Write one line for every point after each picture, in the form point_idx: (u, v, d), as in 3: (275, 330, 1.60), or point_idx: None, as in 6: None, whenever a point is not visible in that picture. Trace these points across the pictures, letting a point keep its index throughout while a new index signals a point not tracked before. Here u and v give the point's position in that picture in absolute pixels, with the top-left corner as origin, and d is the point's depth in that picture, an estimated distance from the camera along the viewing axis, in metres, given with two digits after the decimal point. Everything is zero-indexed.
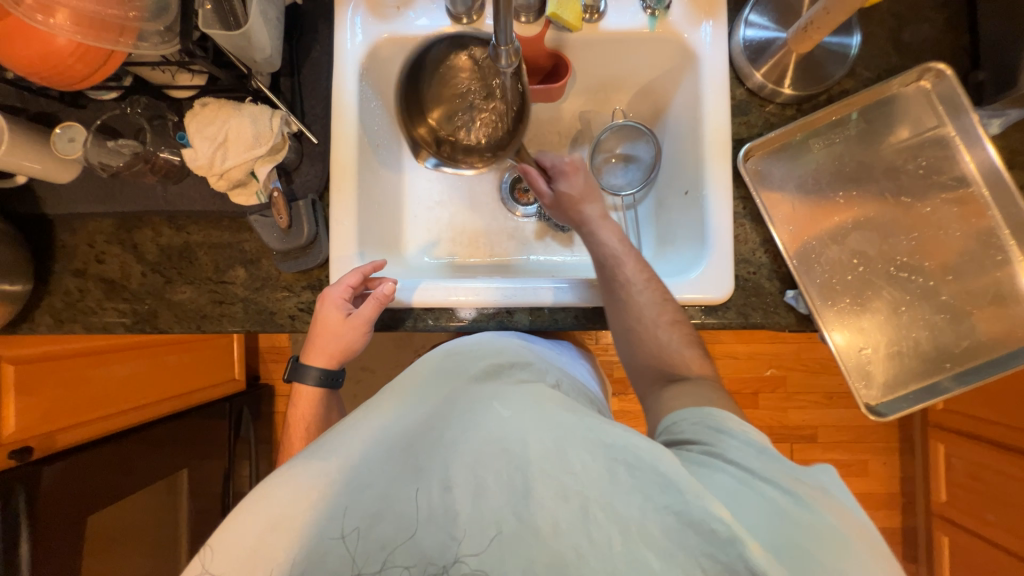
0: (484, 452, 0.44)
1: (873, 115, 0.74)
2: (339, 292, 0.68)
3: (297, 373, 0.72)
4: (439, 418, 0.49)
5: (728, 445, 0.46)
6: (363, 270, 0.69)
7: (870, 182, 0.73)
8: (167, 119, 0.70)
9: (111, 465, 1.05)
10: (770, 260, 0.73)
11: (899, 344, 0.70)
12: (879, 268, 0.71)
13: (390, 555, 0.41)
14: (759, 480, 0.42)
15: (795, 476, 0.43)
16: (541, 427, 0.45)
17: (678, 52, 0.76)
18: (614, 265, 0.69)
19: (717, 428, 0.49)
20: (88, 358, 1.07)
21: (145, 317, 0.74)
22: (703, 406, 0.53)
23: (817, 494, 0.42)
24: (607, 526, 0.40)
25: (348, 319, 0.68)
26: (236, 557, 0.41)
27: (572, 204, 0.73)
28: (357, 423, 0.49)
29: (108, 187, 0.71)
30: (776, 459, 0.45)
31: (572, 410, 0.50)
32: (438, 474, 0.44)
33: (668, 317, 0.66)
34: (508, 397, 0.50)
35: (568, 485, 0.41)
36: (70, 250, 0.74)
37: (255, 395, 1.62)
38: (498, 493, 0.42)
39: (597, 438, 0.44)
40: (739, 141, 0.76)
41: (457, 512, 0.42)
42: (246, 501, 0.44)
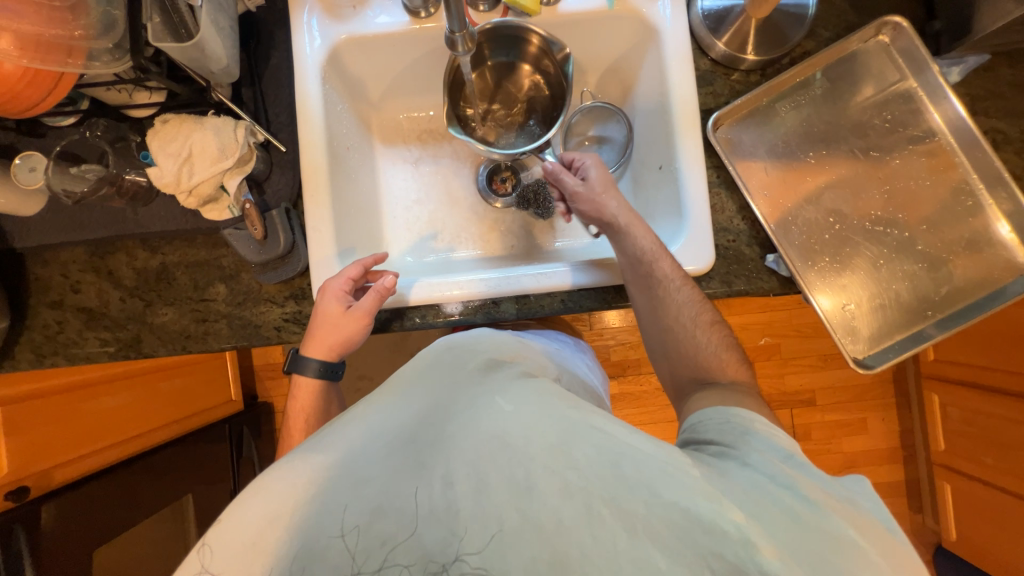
0: (484, 447, 0.44)
1: (836, 73, 0.74)
2: (339, 284, 0.68)
3: (297, 365, 0.70)
4: (439, 414, 0.49)
5: (746, 449, 0.48)
6: (364, 262, 0.70)
7: (839, 141, 0.73)
8: (129, 140, 0.69)
9: (112, 497, 1.04)
10: (748, 226, 0.73)
11: (881, 297, 0.71)
12: (855, 224, 0.72)
13: (388, 555, 0.40)
14: (776, 482, 0.43)
15: (817, 484, 0.43)
16: (545, 421, 0.45)
17: (638, 28, 0.76)
18: (651, 260, 0.67)
19: (744, 427, 0.51)
20: (74, 392, 1.05)
21: (129, 342, 0.73)
22: (729, 407, 0.55)
23: (840, 503, 0.42)
24: (612, 522, 0.39)
25: (349, 311, 0.67)
26: (236, 547, 0.41)
27: (601, 193, 0.72)
28: (358, 418, 0.50)
29: (76, 214, 0.69)
30: (801, 466, 0.45)
31: (576, 404, 0.48)
32: (441, 470, 0.43)
33: (706, 319, 0.67)
34: (509, 391, 0.49)
35: (572, 482, 0.41)
36: (44, 282, 0.73)
37: (254, 414, 1.61)
38: (500, 489, 0.41)
39: (603, 433, 0.44)
40: (707, 112, 0.76)
41: (459, 508, 0.41)
42: (246, 495, 0.44)
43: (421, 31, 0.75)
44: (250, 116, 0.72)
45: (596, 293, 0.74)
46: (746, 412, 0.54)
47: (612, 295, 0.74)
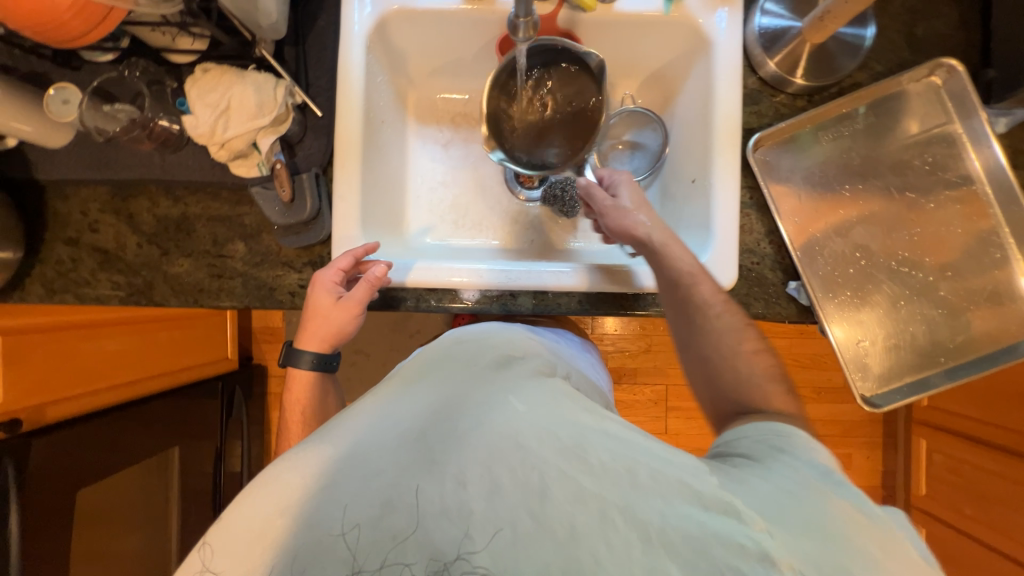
0: (498, 448, 0.43)
1: (882, 109, 0.74)
2: (329, 276, 0.67)
3: (291, 358, 0.70)
4: (451, 407, 0.48)
5: (774, 464, 0.45)
6: (354, 252, 0.67)
7: (876, 177, 0.73)
8: (165, 85, 0.68)
9: (103, 439, 1.04)
10: (774, 251, 0.73)
11: (897, 338, 0.71)
12: (881, 262, 0.72)
13: (390, 553, 0.40)
14: (804, 496, 0.41)
15: (853, 503, 0.41)
16: (556, 425, 0.45)
17: (691, 37, 0.75)
18: (684, 281, 0.63)
19: (779, 447, 0.47)
20: (76, 332, 1.05)
21: (141, 289, 0.72)
22: (769, 422, 0.51)
23: (875, 523, 0.40)
24: (625, 530, 0.40)
25: (339, 302, 0.67)
26: (244, 535, 0.41)
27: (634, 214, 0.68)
28: (368, 409, 0.49)
29: (103, 152, 0.68)
30: (837, 484, 0.43)
31: (591, 409, 0.49)
32: (453, 469, 0.43)
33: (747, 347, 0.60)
34: (523, 391, 0.50)
35: (586, 488, 0.41)
36: (63, 218, 0.72)
37: (248, 375, 1.61)
38: (512, 492, 0.42)
39: (618, 441, 0.45)
40: (749, 130, 0.75)
41: (471, 508, 0.41)
42: (254, 486, 0.44)
43: (472, 12, 0.74)
44: (290, 76, 0.71)
45: (613, 298, 0.74)
46: (787, 426, 0.50)
47: (629, 302, 0.74)
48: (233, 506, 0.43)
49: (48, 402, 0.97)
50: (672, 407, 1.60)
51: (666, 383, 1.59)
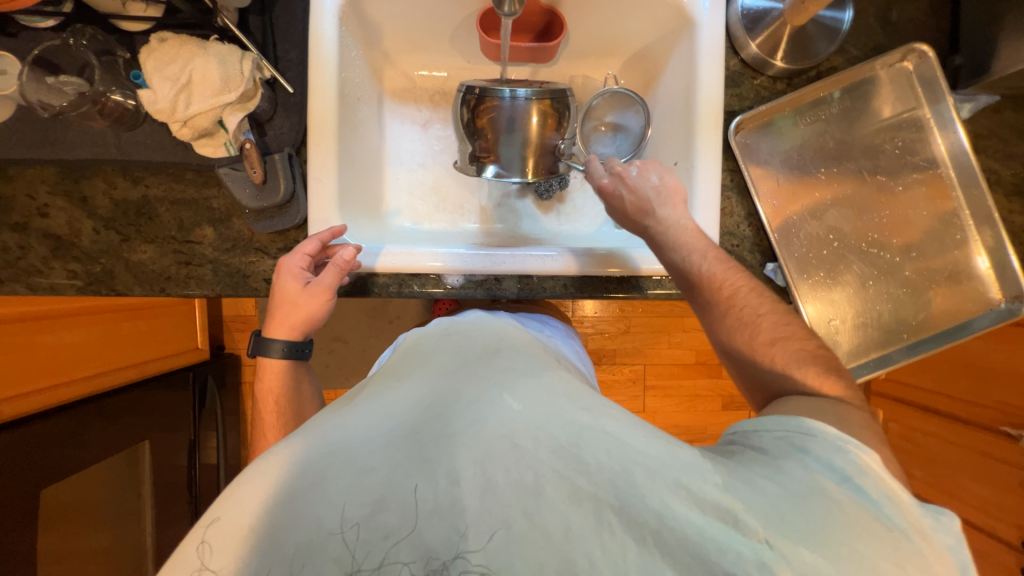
0: (493, 447, 0.42)
1: (857, 93, 0.75)
2: (295, 262, 0.65)
3: (259, 347, 0.68)
4: (444, 404, 0.47)
5: (789, 464, 0.41)
6: (319, 237, 0.65)
7: (849, 160, 0.75)
8: (116, 56, 0.63)
9: (64, 435, 0.99)
10: (753, 233, 0.74)
11: (864, 316, 0.74)
12: (852, 243, 0.74)
13: (393, 547, 0.38)
14: (817, 504, 0.38)
15: (871, 515, 0.38)
16: (552, 422, 0.44)
17: (674, 17, 0.74)
18: (691, 271, 0.62)
19: (800, 446, 0.43)
20: (32, 324, 0.97)
21: (100, 278, 0.68)
22: (791, 415, 0.46)
23: (894, 538, 0.37)
24: (621, 532, 0.38)
25: (307, 289, 0.65)
26: (235, 532, 0.38)
27: (635, 216, 0.66)
28: (359, 407, 0.48)
29: (47, 129, 0.63)
30: (859, 492, 0.39)
31: (588, 406, 0.47)
32: (445, 466, 0.41)
33: (765, 324, 0.57)
34: (518, 387, 0.48)
35: (580, 488, 0.40)
36: (7, 201, 0.66)
37: (221, 365, 1.56)
38: (507, 491, 0.40)
39: (614, 438, 0.43)
40: (730, 113, 0.76)
41: (465, 506, 0.40)
42: (238, 484, 0.42)
43: None
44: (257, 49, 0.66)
45: (596, 281, 0.74)
46: (815, 422, 0.44)
47: (612, 285, 0.74)
48: (221, 503, 0.41)
49: (6, 397, 0.91)
50: (650, 385, 1.65)
51: (644, 363, 1.63)
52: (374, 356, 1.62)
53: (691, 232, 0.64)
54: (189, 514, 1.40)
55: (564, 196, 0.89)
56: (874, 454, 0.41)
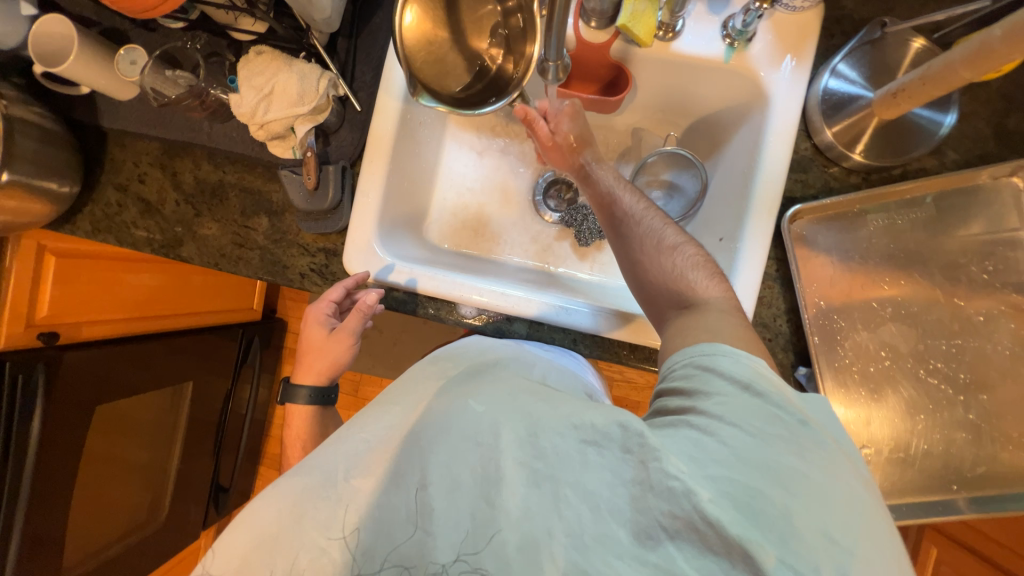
0: (460, 449, 0.48)
1: (949, 202, 0.66)
2: (321, 310, 0.75)
3: (288, 395, 0.78)
4: (419, 427, 0.54)
5: (709, 399, 0.47)
6: (342, 284, 0.73)
7: (925, 276, 0.66)
8: (224, 58, 0.72)
9: (126, 365, 1.13)
10: (790, 330, 0.68)
11: (907, 452, 0.65)
12: (908, 367, 0.66)
13: (386, 556, 0.45)
14: (730, 434, 0.44)
15: (772, 412, 0.45)
16: (508, 414, 0.50)
17: (749, 88, 0.70)
18: (612, 201, 0.69)
19: (704, 365, 0.51)
20: (117, 262, 1.12)
21: (171, 244, 0.77)
22: (698, 342, 0.53)
23: (792, 427, 0.44)
24: (576, 504, 0.44)
25: (332, 333, 0.75)
26: (233, 564, 0.47)
27: (575, 148, 0.72)
28: (341, 440, 0.56)
29: (159, 113, 0.74)
30: (757, 392, 0.47)
31: (546, 398, 0.52)
32: (415, 478, 0.48)
33: (667, 244, 0.63)
34: (480, 392, 0.54)
35: (538, 471, 0.46)
36: (117, 164, 0.78)
37: (268, 327, 1.71)
38: (471, 487, 0.46)
39: (567, 421, 0.48)
40: (790, 199, 0.69)
41: (433, 507, 0.46)
42: (244, 515, 0.50)
43: None
44: (338, 68, 0.72)
45: (609, 343, 0.72)
46: (714, 342, 0.52)
47: (625, 351, 0.72)
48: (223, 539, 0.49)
49: (87, 321, 1.07)
50: None
51: None
52: (401, 350, 1.69)
53: (617, 175, 0.72)
54: (212, 455, 1.54)
55: (601, 246, 0.88)
56: (760, 361, 0.50)
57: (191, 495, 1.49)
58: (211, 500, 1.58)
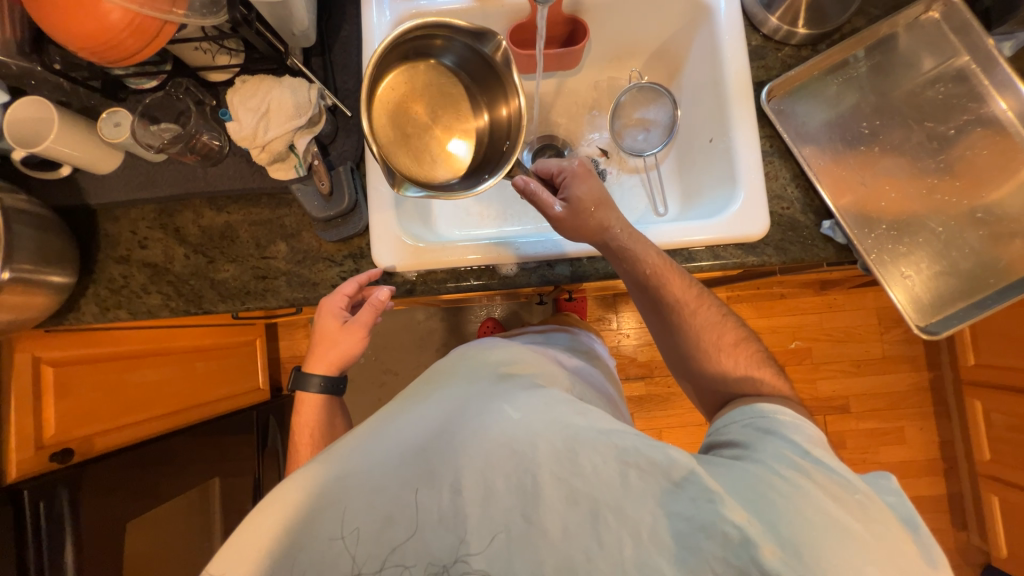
0: (494, 458, 0.52)
1: (887, 48, 0.76)
2: (335, 302, 0.70)
3: (299, 382, 0.74)
4: (451, 424, 0.57)
5: (763, 448, 0.54)
6: (358, 279, 0.70)
7: (893, 113, 0.75)
8: (205, 103, 0.73)
9: (150, 467, 1.03)
10: (802, 194, 0.73)
11: (941, 265, 0.70)
12: (911, 192, 0.72)
13: (387, 558, 0.48)
14: (796, 483, 0.48)
15: (829, 477, 0.49)
16: (549, 428, 0.54)
17: (690, 6, 0.79)
18: (661, 284, 0.67)
19: (768, 429, 0.56)
20: (116, 363, 1.06)
21: (190, 298, 0.74)
22: (754, 408, 0.60)
23: (848, 500, 0.47)
24: (615, 528, 0.48)
25: (345, 326, 0.71)
26: (256, 552, 0.49)
27: (591, 209, 0.67)
28: (366, 433, 0.58)
29: (150, 172, 0.73)
30: (818, 461, 0.51)
31: (583, 412, 0.57)
32: (449, 480, 0.51)
33: (731, 340, 0.69)
34: (516, 401, 0.59)
35: (577, 489, 0.49)
36: (114, 238, 0.75)
37: (280, 405, 1.62)
38: (506, 496, 0.50)
39: (608, 441, 0.52)
40: (759, 84, 0.77)
41: (468, 514, 0.50)
42: (262, 507, 0.52)
43: (482, 7, 0.77)
44: (320, 82, 0.74)
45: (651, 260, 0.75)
46: (772, 408, 0.59)
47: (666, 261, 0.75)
48: (238, 533, 0.51)
49: (98, 432, 0.98)
50: None
51: None
52: None
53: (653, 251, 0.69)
54: None
55: None
56: (821, 435, 0.56)
57: None
58: None
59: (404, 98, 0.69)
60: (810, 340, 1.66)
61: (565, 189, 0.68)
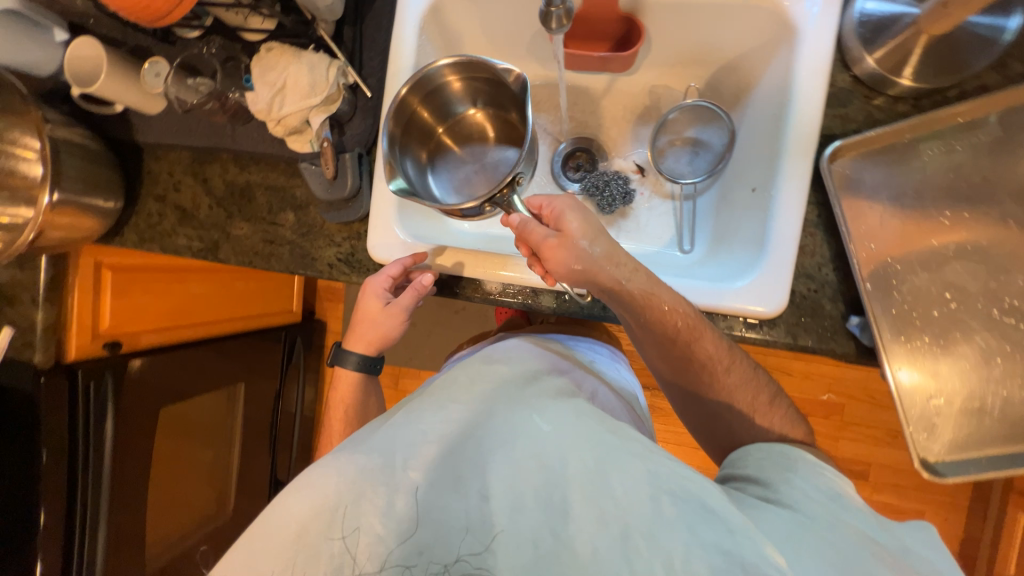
0: (523, 467, 0.50)
1: (1014, 121, 0.60)
2: (380, 282, 0.71)
3: (338, 358, 0.80)
4: (477, 426, 0.54)
5: (786, 491, 0.51)
6: (403, 262, 0.70)
7: (992, 205, 0.60)
8: (240, 61, 0.74)
9: (187, 366, 1.21)
10: (838, 278, 0.64)
11: (982, 400, 0.60)
12: (976, 307, 0.60)
13: (388, 556, 0.47)
14: (829, 530, 0.46)
15: (862, 531, 0.47)
16: (580, 444, 0.51)
17: (774, 24, 0.66)
18: (690, 339, 0.60)
19: (786, 467, 0.54)
20: (169, 274, 1.20)
21: (208, 246, 0.81)
22: (773, 445, 0.58)
23: (885, 551, 0.45)
24: (648, 557, 0.44)
25: (387, 308, 0.73)
26: (279, 536, 0.49)
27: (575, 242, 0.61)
28: (392, 423, 0.55)
29: (185, 122, 0.78)
30: (844, 508, 0.49)
31: (615, 429, 0.53)
32: (477, 487, 0.49)
33: (765, 399, 0.63)
34: (547, 409, 0.55)
35: (607, 512, 0.47)
36: (154, 176, 0.82)
37: (308, 328, 1.78)
38: (535, 510, 0.48)
39: (638, 464, 0.49)
40: (827, 137, 0.65)
41: (494, 522, 0.48)
42: (288, 492, 0.51)
43: None
44: (346, 56, 0.72)
45: None
46: (794, 449, 0.56)
47: None
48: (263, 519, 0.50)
49: (145, 330, 1.15)
50: None
51: None
52: (437, 342, 1.73)
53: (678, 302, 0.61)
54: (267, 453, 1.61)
55: (626, 212, 0.84)
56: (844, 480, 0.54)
57: (254, 486, 1.52)
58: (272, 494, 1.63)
59: (421, 135, 0.73)
60: (846, 396, 1.51)
61: (558, 220, 0.63)
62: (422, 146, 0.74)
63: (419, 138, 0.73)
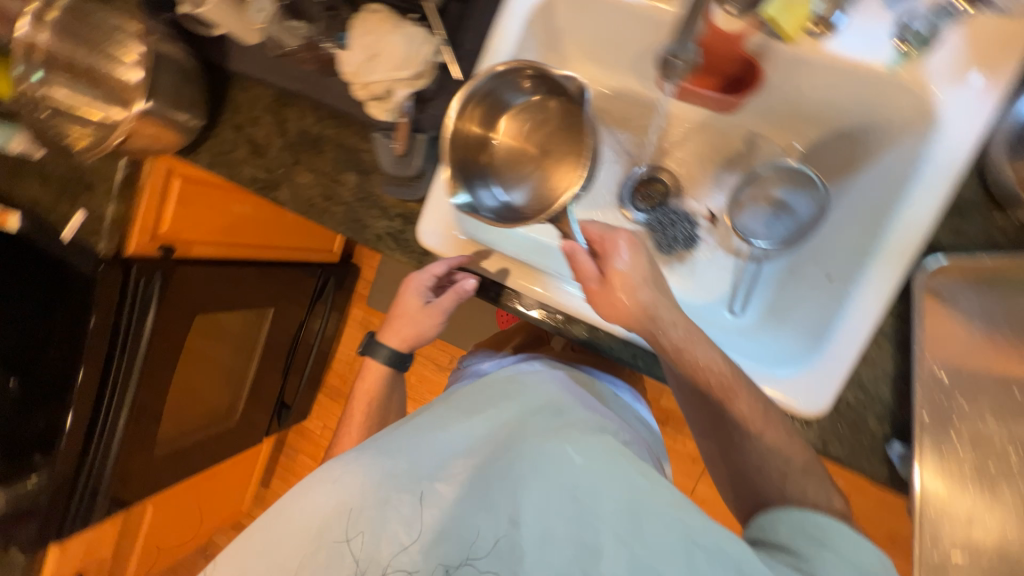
0: (551, 496, 0.49)
1: None
2: (423, 279, 0.74)
3: (371, 348, 0.82)
4: (500, 450, 0.56)
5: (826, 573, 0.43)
6: (447, 261, 0.71)
7: None
8: (339, 11, 0.72)
9: (225, 281, 1.26)
10: (892, 399, 0.59)
11: (1002, 563, 0.56)
12: None
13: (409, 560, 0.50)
14: None
15: None
16: (609, 482, 0.49)
17: (908, 108, 0.60)
18: (722, 397, 0.56)
19: (818, 538, 0.46)
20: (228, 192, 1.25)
21: (270, 186, 0.82)
22: (804, 512, 0.49)
23: None
24: None
25: (426, 307, 0.76)
26: (308, 529, 0.53)
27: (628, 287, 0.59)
28: (418, 434, 0.58)
29: (277, 61, 0.78)
30: None
31: (645, 472, 0.51)
32: (506, 510, 0.50)
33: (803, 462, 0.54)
34: (578, 441, 0.54)
35: (639, 556, 0.44)
36: (236, 105, 0.84)
37: (343, 270, 1.82)
38: (563, 544, 0.47)
39: (671, 512, 0.46)
40: (931, 246, 0.60)
41: (522, 549, 0.48)
42: (315, 484, 0.56)
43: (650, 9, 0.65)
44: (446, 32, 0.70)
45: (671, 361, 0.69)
46: (828, 517, 0.48)
47: None
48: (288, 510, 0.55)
49: (197, 242, 1.22)
50: None
51: None
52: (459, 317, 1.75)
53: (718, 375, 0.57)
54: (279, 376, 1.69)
55: (685, 257, 0.78)
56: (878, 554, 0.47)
57: (262, 404, 1.61)
58: (276, 414, 1.72)
59: (476, 148, 0.70)
60: None
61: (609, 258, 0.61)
62: (478, 160, 0.71)
63: (473, 151, 0.70)
